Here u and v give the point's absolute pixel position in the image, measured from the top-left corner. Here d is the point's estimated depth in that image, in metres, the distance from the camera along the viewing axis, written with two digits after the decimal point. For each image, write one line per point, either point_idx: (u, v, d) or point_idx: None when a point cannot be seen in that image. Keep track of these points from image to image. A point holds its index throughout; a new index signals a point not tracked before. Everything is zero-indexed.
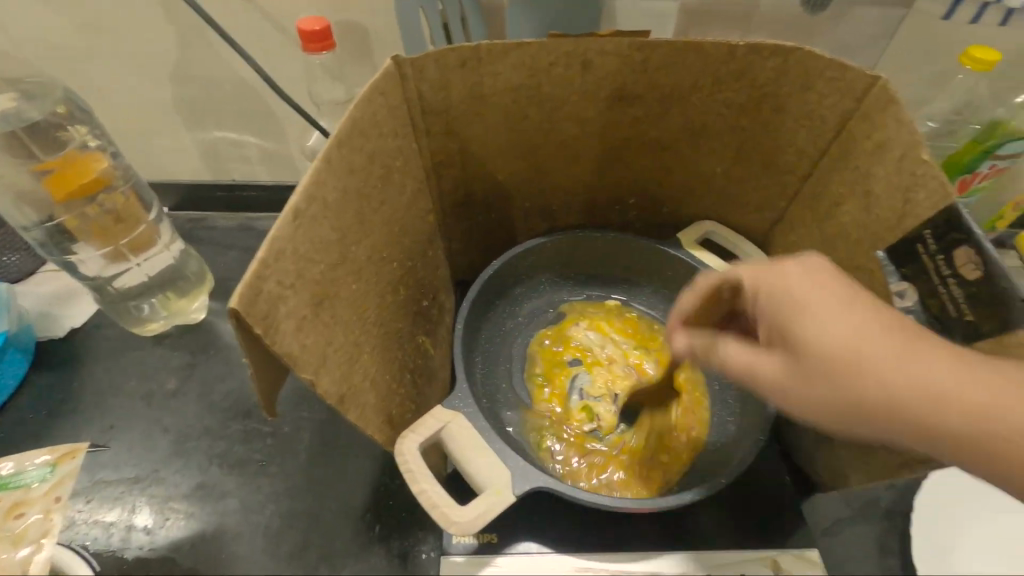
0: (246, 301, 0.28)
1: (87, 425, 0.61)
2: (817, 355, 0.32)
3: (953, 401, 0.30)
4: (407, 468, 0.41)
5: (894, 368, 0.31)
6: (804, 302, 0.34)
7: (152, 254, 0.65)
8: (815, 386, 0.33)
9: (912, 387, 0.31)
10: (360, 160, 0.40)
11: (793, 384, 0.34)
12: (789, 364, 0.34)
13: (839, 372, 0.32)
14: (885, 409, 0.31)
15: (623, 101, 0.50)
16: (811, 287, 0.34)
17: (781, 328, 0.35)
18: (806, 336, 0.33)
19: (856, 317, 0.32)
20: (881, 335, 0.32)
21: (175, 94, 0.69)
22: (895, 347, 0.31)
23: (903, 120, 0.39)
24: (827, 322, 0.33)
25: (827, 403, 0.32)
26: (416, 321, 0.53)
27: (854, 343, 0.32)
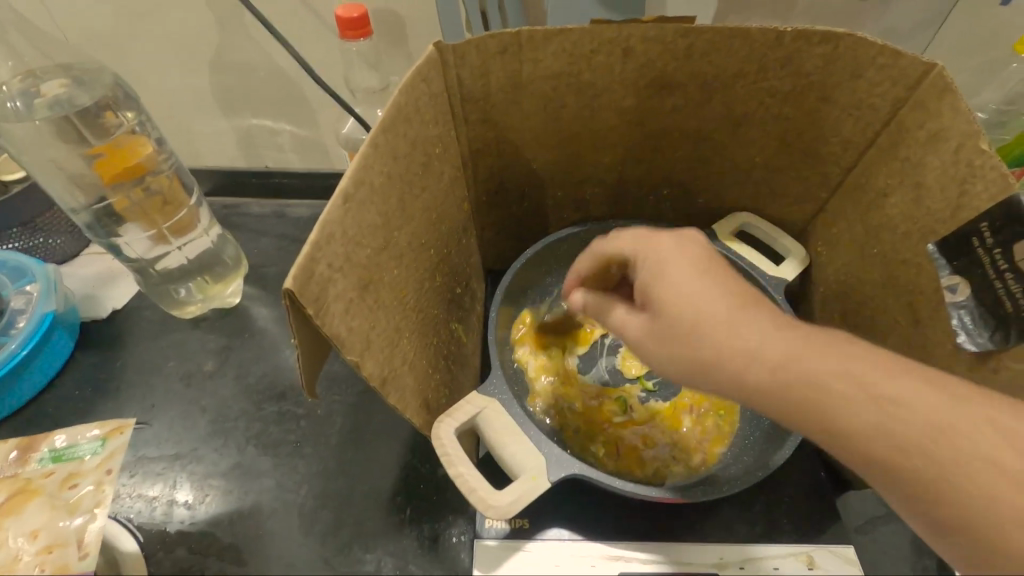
0: (299, 283, 0.29)
1: (130, 403, 0.63)
2: (718, 351, 0.32)
3: (867, 402, 0.29)
4: (444, 452, 0.41)
5: (785, 364, 0.30)
6: (671, 266, 0.35)
7: (191, 238, 0.66)
8: (666, 346, 0.34)
9: (816, 395, 0.30)
10: (403, 146, 0.40)
11: (648, 340, 0.35)
12: (646, 321, 0.36)
13: (694, 332, 0.33)
14: (775, 390, 0.30)
15: (665, 88, 0.49)
16: (693, 274, 0.34)
17: (643, 288, 0.36)
18: (664, 295, 0.34)
19: (715, 288, 0.33)
20: (763, 328, 0.32)
21: (213, 82, 0.70)
22: (774, 337, 0.31)
23: (959, 108, 0.38)
24: (715, 306, 0.33)
25: (673, 369, 0.34)
26: (450, 308, 0.54)
27: (696, 303, 0.33)
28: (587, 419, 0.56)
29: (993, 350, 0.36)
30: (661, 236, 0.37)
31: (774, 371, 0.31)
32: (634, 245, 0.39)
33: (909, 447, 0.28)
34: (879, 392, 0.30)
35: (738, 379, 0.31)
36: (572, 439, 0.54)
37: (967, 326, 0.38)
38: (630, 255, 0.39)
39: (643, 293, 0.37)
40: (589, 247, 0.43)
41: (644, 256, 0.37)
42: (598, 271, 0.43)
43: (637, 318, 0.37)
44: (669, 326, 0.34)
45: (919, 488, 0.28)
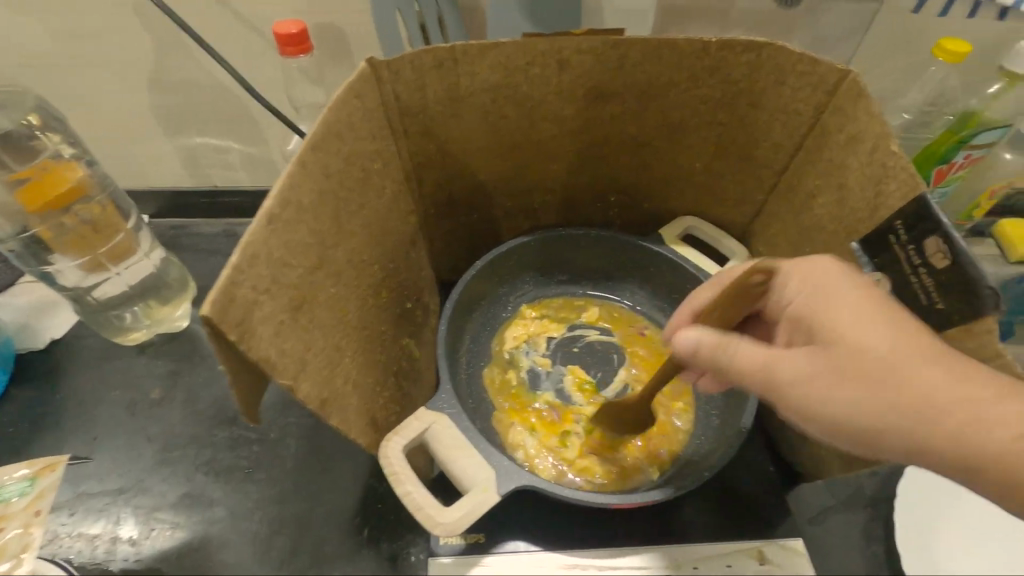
0: (218, 308, 0.28)
1: (70, 438, 0.60)
2: (849, 364, 0.33)
3: (935, 415, 0.32)
4: (391, 470, 0.41)
5: (906, 388, 0.32)
6: (832, 302, 0.35)
7: (131, 262, 0.64)
8: (847, 384, 0.33)
9: (903, 411, 0.32)
10: (336, 163, 0.39)
11: (820, 382, 0.34)
12: (816, 357, 0.34)
13: (870, 373, 0.33)
14: (881, 419, 0.32)
15: (602, 98, 0.50)
16: (874, 306, 0.34)
17: (811, 325, 0.36)
18: (850, 336, 0.33)
19: (871, 315, 0.34)
20: (922, 356, 0.32)
21: (152, 101, 0.68)
22: (910, 363, 0.32)
23: (874, 111, 0.40)
24: (885, 345, 0.33)
25: (848, 405, 0.33)
26: (399, 323, 0.53)
27: (888, 346, 0.33)
28: (536, 431, 0.55)
29: None
30: (818, 257, 0.37)
31: (909, 404, 0.32)
32: (797, 282, 0.37)
33: (959, 442, 0.31)
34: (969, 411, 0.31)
35: (807, 401, 0.34)
36: (519, 451, 0.53)
37: None
38: (788, 294, 0.38)
39: (801, 324, 0.37)
40: (713, 279, 0.44)
41: (791, 276, 0.38)
42: (737, 292, 0.40)
43: (800, 356, 0.35)
44: (819, 349, 0.34)
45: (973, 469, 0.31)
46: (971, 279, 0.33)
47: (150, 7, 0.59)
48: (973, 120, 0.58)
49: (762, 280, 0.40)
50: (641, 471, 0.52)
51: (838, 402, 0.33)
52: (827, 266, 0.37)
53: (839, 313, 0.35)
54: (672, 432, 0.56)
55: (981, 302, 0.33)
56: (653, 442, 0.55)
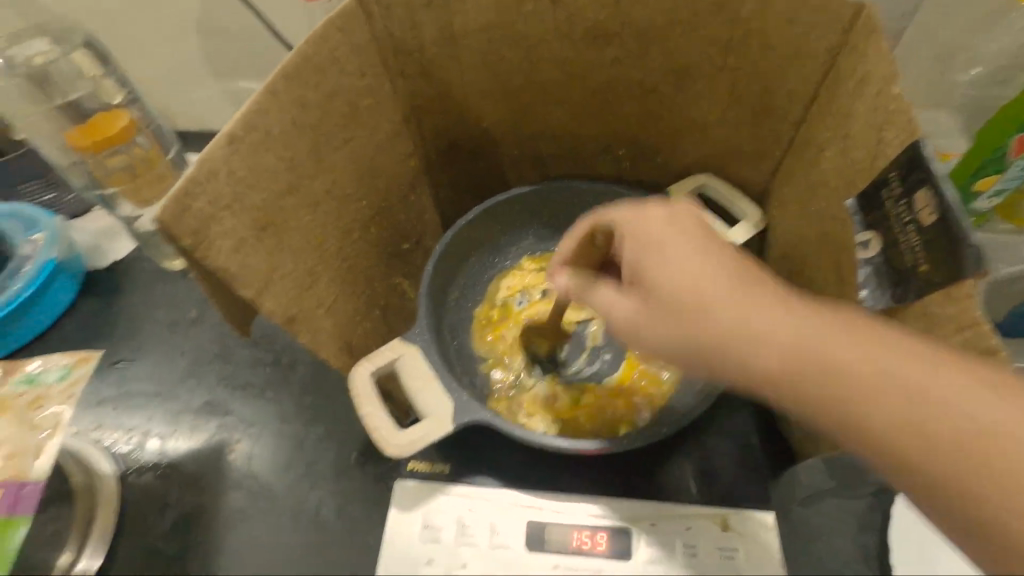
0: (171, 216, 0.31)
1: (121, 345, 0.69)
2: (701, 325, 0.31)
3: (922, 404, 0.27)
4: (356, 391, 0.44)
5: (795, 350, 0.29)
6: (665, 242, 0.34)
7: (174, 197, 0.72)
8: (660, 323, 0.33)
9: (884, 398, 0.27)
10: (315, 94, 0.41)
11: (643, 322, 0.34)
12: (642, 303, 0.34)
13: (686, 312, 0.32)
14: (780, 380, 0.29)
15: (602, 38, 0.48)
16: (694, 248, 0.33)
17: (633, 269, 0.36)
18: (660, 277, 0.33)
19: (691, 256, 0.33)
20: (773, 313, 0.30)
21: (200, 46, 0.73)
22: (842, 335, 0.28)
23: (885, 49, 0.35)
24: (686, 285, 0.32)
25: (665, 338, 0.33)
26: (391, 262, 0.55)
27: (688, 284, 0.32)
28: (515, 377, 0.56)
29: (894, 307, 0.34)
30: (652, 206, 0.36)
31: (785, 358, 0.29)
32: (625, 231, 0.37)
33: (930, 437, 0.26)
34: (957, 401, 0.26)
35: (753, 370, 0.30)
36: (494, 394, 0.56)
37: (872, 283, 0.35)
38: (622, 244, 0.38)
39: (630, 271, 0.36)
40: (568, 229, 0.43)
41: (623, 231, 0.37)
42: (586, 248, 0.42)
43: (631, 300, 0.35)
44: (646, 295, 0.34)
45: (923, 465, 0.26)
46: (957, 237, 0.29)
47: None
48: None
49: (605, 238, 0.41)
50: (614, 424, 0.53)
51: (658, 342, 0.33)
52: (684, 211, 0.35)
53: (668, 246, 0.34)
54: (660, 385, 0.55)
55: (963, 264, 0.29)
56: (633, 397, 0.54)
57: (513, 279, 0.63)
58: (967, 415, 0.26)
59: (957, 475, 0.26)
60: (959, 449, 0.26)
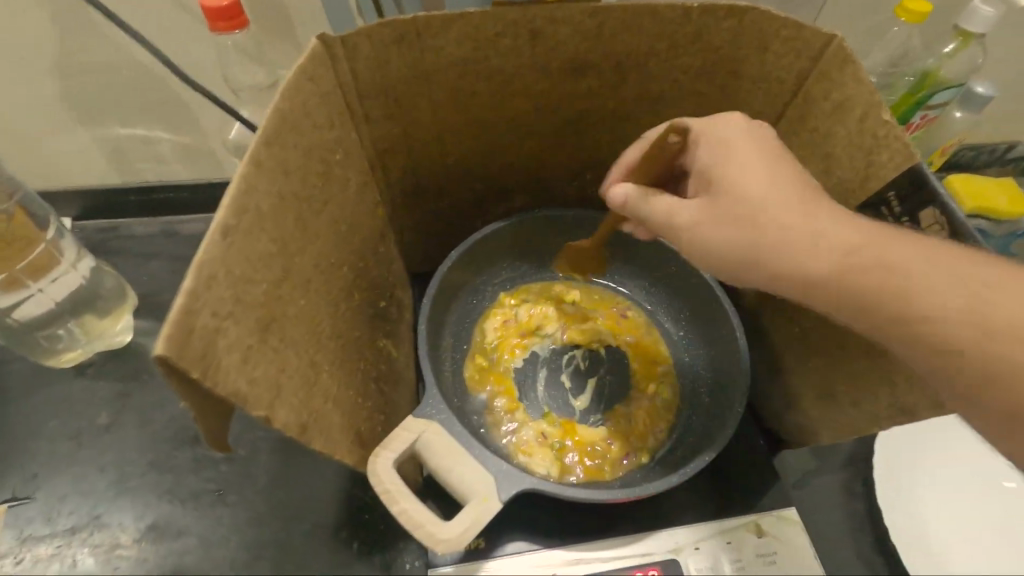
0: (173, 344, 0.24)
1: (7, 477, 0.54)
2: (759, 222, 0.36)
3: (884, 265, 0.33)
4: (383, 488, 0.38)
5: (846, 255, 0.34)
6: (732, 155, 0.39)
7: (56, 276, 0.56)
8: (719, 224, 0.38)
9: (921, 276, 0.32)
10: (293, 158, 0.35)
11: (703, 222, 0.39)
12: (707, 202, 0.39)
13: (744, 215, 0.37)
14: (822, 276, 0.34)
15: (577, 70, 0.47)
16: (771, 161, 0.38)
17: (706, 181, 0.40)
18: (734, 177, 0.38)
19: (783, 171, 0.38)
20: (836, 217, 0.35)
21: (60, 88, 0.59)
22: (833, 215, 0.35)
23: (863, 78, 0.39)
24: (762, 198, 0.37)
25: (721, 241, 0.38)
26: (374, 325, 0.49)
27: (766, 194, 0.37)
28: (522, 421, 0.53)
29: None
30: (723, 115, 0.41)
31: (843, 267, 0.34)
32: (713, 142, 0.41)
33: (933, 329, 0.32)
34: (923, 272, 0.33)
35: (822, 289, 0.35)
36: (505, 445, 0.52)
37: None
38: (699, 155, 0.42)
39: (705, 181, 0.41)
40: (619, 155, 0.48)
41: (700, 137, 0.42)
42: (654, 155, 0.43)
43: (691, 204, 0.40)
44: (716, 196, 0.39)
45: (896, 319, 0.33)
46: (973, 252, 0.33)
47: None
48: (928, 80, 0.59)
49: (677, 141, 0.42)
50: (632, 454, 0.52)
51: (710, 248, 0.39)
52: (757, 128, 0.41)
53: (737, 156, 0.39)
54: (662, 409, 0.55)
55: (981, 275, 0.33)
56: (643, 424, 0.54)
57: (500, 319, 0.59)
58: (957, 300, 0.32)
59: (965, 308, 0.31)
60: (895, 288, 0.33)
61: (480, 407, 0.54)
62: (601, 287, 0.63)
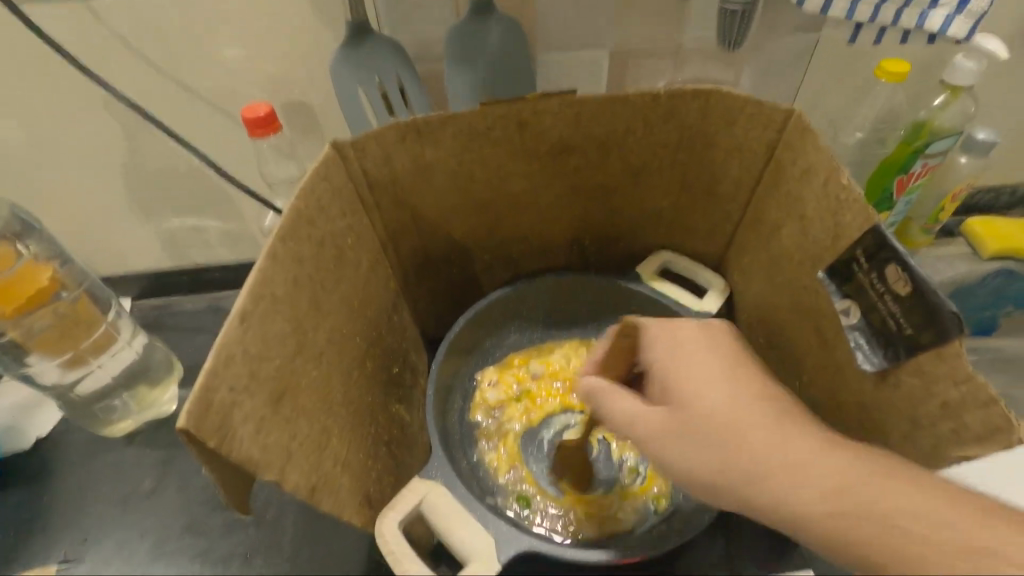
0: (196, 418, 0.28)
1: (60, 541, 0.58)
2: (738, 459, 0.31)
3: (875, 517, 0.27)
4: (390, 551, 0.39)
5: (803, 465, 0.30)
6: (700, 385, 0.35)
7: (113, 352, 0.63)
8: (674, 444, 0.34)
9: (874, 524, 0.27)
10: (308, 247, 0.40)
11: (663, 437, 0.35)
12: (668, 414, 0.36)
13: (702, 431, 0.33)
14: (811, 523, 0.29)
15: (563, 152, 0.52)
16: (726, 376, 0.35)
17: (664, 387, 0.37)
18: (689, 397, 0.35)
19: (743, 376, 0.35)
20: (764, 436, 0.32)
21: (127, 189, 0.69)
22: (769, 434, 0.32)
23: (821, 146, 0.42)
24: (725, 421, 0.33)
25: (702, 473, 0.33)
26: (387, 390, 0.53)
27: (732, 422, 0.33)
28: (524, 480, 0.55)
29: (888, 367, 0.38)
30: (682, 322, 0.40)
31: (825, 493, 0.29)
32: (663, 347, 0.39)
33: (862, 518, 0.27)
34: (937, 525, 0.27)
35: (773, 501, 0.30)
36: (507, 503, 0.53)
37: (864, 346, 0.40)
38: (650, 355, 0.40)
39: (663, 391, 0.38)
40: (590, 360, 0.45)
41: (658, 367, 0.39)
42: (620, 353, 0.43)
43: (636, 404, 0.38)
44: (676, 407, 0.35)
45: None
46: (935, 306, 0.34)
47: (119, 104, 0.60)
48: (923, 130, 0.60)
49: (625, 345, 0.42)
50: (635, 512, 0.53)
51: (689, 463, 0.33)
52: (720, 333, 0.39)
53: (684, 376, 0.37)
54: (663, 468, 0.55)
55: (946, 328, 0.33)
56: (650, 487, 0.54)
57: (504, 379, 0.62)
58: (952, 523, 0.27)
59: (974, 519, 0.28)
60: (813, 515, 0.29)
61: (487, 468, 0.56)
62: None
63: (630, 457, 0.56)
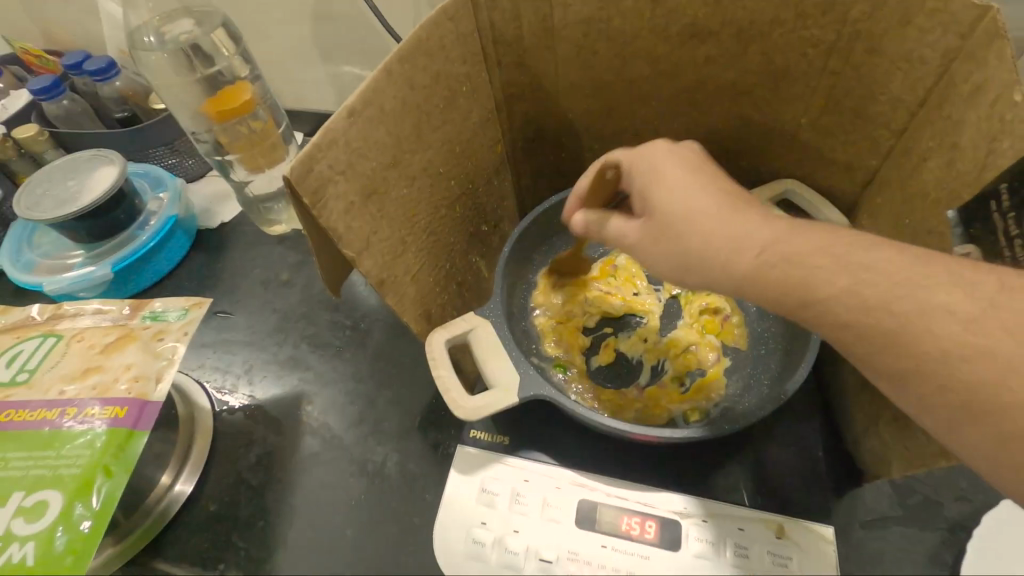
0: (298, 174, 0.35)
1: (221, 297, 0.76)
2: (686, 242, 0.36)
3: (826, 289, 0.32)
4: (432, 355, 0.47)
5: (769, 248, 0.33)
6: (689, 193, 0.36)
7: (278, 168, 0.77)
8: (659, 245, 0.37)
9: (864, 312, 0.31)
10: (422, 77, 0.45)
11: (648, 243, 0.38)
12: (646, 224, 0.38)
13: (676, 228, 0.36)
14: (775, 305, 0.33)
15: (698, 37, 0.48)
16: (711, 201, 0.35)
17: (644, 198, 0.39)
18: (661, 200, 0.37)
19: (709, 183, 0.37)
20: (744, 217, 0.34)
21: (312, 31, 0.79)
22: (727, 217, 0.35)
23: (1005, 55, 0.34)
24: (702, 211, 0.35)
25: (670, 263, 0.37)
26: (471, 241, 0.58)
27: (690, 206, 0.36)
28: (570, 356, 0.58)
29: None
30: (654, 141, 0.41)
31: (761, 256, 0.33)
32: (645, 162, 0.40)
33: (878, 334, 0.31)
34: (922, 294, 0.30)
35: (729, 277, 0.34)
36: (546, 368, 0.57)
37: None
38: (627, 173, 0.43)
39: (641, 199, 0.40)
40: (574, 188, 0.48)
41: (633, 162, 0.41)
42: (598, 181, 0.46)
43: (635, 224, 0.39)
44: (652, 215, 0.38)
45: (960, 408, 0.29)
46: None
47: None
48: None
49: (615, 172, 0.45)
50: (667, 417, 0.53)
51: (656, 257, 0.38)
52: (688, 148, 0.40)
53: (666, 175, 0.38)
54: (710, 389, 0.54)
55: None
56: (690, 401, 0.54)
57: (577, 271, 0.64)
58: (885, 271, 0.31)
59: (908, 355, 0.30)
60: (843, 313, 0.32)
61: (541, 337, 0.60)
62: None
63: (680, 368, 0.55)
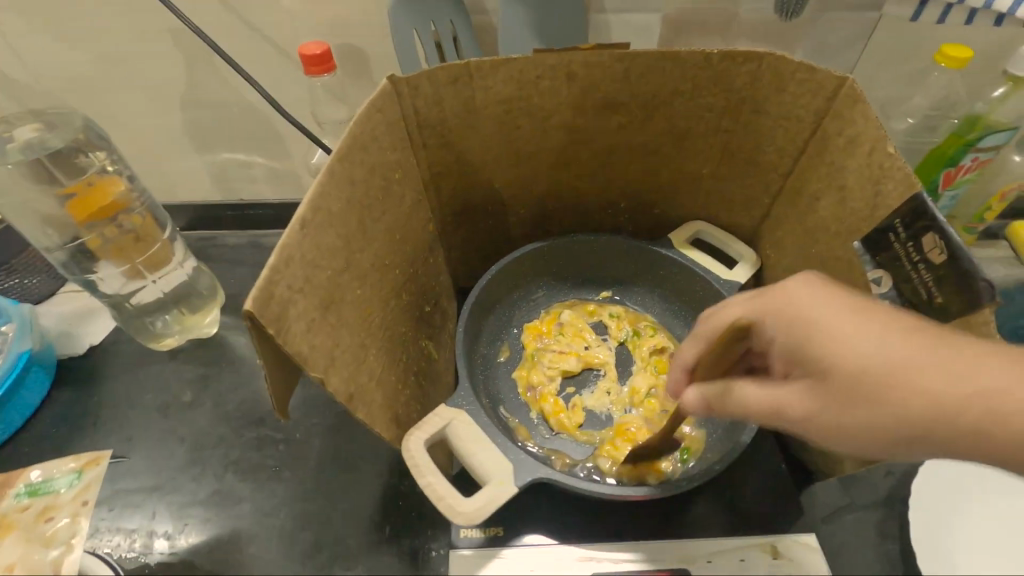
0: (258, 303, 0.31)
1: (105, 438, 0.62)
2: (871, 409, 0.31)
3: (985, 407, 0.31)
4: (414, 462, 0.43)
5: (944, 392, 0.31)
6: (838, 336, 0.33)
7: (167, 271, 0.67)
8: (849, 411, 0.32)
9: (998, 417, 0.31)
10: (360, 172, 0.42)
11: (819, 414, 0.33)
12: (811, 391, 0.33)
13: (866, 390, 0.31)
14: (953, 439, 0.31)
15: (611, 109, 0.52)
16: (873, 344, 0.32)
17: (791, 353, 0.35)
18: (823, 356, 0.33)
19: (876, 327, 0.32)
20: (907, 347, 0.32)
21: (183, 120, 0.72)
22: (913, 361, 0.31)
23: (869, 115, 0.42)
24: (877, 359, 0.31)
25: (850, 425, 0.32)
26: (418, 325, 0.55)
27: (867, 361, 0.32)
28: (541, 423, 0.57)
29: None
30: (789, 284, 0.35)
31: (951, 397, 0.31)
32: (775, 318, 0.36)
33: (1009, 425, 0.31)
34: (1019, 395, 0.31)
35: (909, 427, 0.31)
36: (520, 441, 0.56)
37: None
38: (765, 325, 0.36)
39: (785, 357, 0.36)
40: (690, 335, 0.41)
41: (768, 314, 0.36)
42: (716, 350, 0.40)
43: (800, 393, 0.34)
44: (818, 380, 0.33)
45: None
46: (968, 273, 0.36)
47: (184, 31, 0.62)
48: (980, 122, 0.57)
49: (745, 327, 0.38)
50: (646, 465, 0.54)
51: (844, 430, 0.32)
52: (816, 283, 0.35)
53: (822, 322, 0.33)
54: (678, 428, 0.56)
55: (978, 296, 0.35)
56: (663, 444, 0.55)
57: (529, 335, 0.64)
58: (998, 382, 0.31)
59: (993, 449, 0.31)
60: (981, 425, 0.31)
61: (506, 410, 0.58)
62: (628, 305, 0.67)
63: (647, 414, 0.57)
